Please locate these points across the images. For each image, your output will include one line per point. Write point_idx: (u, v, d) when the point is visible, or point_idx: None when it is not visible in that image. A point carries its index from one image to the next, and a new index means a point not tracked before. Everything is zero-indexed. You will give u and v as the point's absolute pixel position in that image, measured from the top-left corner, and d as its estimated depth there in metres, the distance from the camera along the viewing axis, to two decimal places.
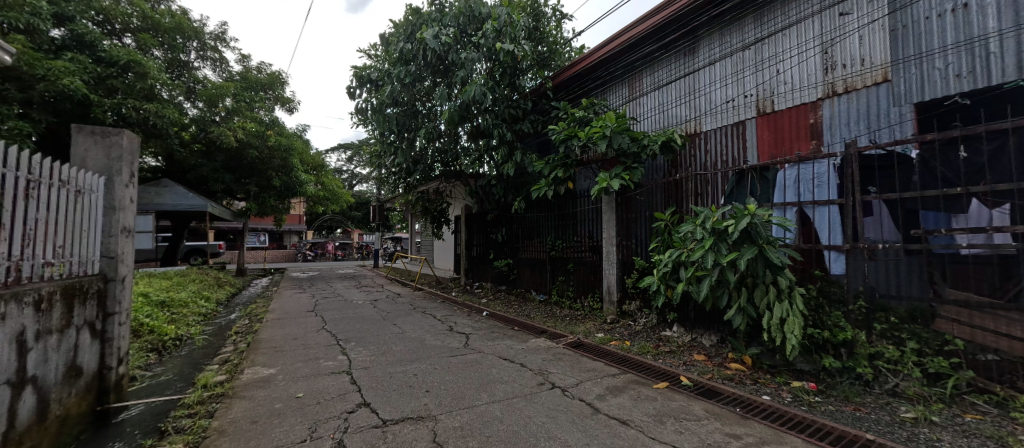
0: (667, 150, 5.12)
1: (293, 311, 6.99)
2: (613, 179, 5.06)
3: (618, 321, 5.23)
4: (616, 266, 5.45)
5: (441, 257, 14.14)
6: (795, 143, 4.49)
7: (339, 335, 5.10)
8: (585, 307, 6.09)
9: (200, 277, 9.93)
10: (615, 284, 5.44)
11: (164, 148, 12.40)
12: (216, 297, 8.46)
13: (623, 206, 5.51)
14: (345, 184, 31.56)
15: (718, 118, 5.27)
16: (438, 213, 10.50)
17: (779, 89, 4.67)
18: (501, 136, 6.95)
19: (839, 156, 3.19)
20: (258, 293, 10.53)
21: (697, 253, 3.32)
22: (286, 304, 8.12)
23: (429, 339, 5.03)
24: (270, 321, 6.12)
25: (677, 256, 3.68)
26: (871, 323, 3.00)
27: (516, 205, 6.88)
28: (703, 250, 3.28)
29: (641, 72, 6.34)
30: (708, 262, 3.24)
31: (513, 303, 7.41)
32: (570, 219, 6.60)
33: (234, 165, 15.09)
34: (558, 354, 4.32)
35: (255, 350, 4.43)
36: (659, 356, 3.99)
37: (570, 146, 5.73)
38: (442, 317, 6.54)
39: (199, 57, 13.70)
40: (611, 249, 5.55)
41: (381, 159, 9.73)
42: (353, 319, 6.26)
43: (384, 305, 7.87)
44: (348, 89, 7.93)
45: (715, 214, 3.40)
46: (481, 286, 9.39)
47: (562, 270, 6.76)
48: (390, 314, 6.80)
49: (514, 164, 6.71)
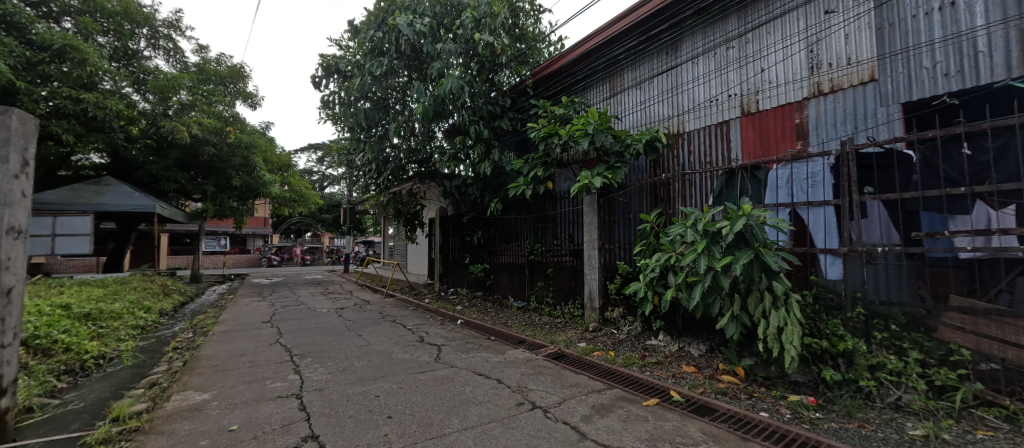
0: (651, 149, 4.91)
1: (246, 323, 6.37)
2: (595, 178, 4.80)
3: (600, 330, 4.96)
4: (598, 271, 5.18)
5: (415, 261, 13.62)
6: (780, 144, 4.36)
7: (295, 349, 4.58)
8: (565, 314, 5.79)
9: (144, 284, 9.05)
10: (597, 290, 5.16)
11: (108, 143, 11.38)
12: (160, 308, 7.68)
13: (605, 208, 5.26)
14: (315, 186, 30.31)
15: (701, 117, 5.11)
16: (411, 215, 10.02)
17: (763, 88, 4.54)
18: (478, 134, 6.61)
19: (834, 155, 3.03)
20: (212, 302, 9.70)
21: (688, 257, 3.06)
22: (240, 313, 7.44)
23: (396, 351, 4.60)
24: (218, 334, 5.50)
25: (665, 260, 3.42)
26: (870, 331, 2.81)
27: (493, 207, 6.55)
28: (694, 254, 3.02)
29: (622, 68, 6.14)
30: (700, 267, 2.98)
31: (490, 310, 7.03)
32: (549, 222, 6.31)
33: (189, 163, 14.06)
34: (538, 367, 3.99)
35: (192, 369, 3.88)
36: (646, 368, 3.71)
37: (550, 144, 5.47)
38: (413, 326, 6.09)
39: (150, 46, 12.73)
40: (594, 253, 5.28)
41: (351, 157, 9.19)
42: (314, 330, 5.72)
43: (351, 314, 7.33)
44: (313, 79, 7.34)
45: (706, 215, 3.16)
46: (455, 292, 8.97)
47: (541, 275, 6.45)
48: (355, 323, 6.30)
49: (491, 163, 6.38)
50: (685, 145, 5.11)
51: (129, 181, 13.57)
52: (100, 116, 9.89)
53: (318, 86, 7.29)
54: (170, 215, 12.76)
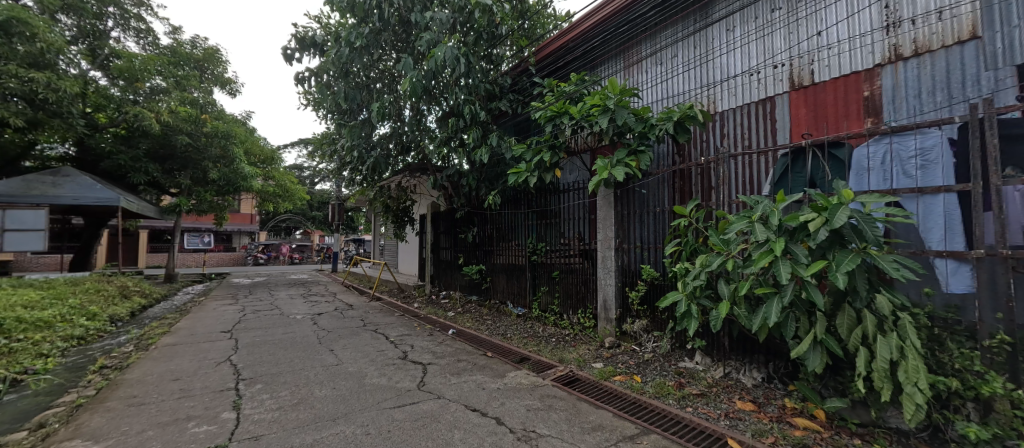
0: (681, 129, 4.01)
1: (202, 333, 5.47)
2: (615, 166, 4.00)
3: (618, 346, 4.16)
4: (614, 275, 4.39)
5: (405, 260, 12.76)
6: (844, 122, 3.56)
7: (246, 372, 3.72)
8: (574, 325, 4.98)
9: (99, 285, 8.09)
10: (614, 297, 4.37)
11: (68, 132, 10.41)
12: (109, 314, 6.74)
13: (623, 201, 4.46)
14: (305, 182, 29.29)
15: (736, 93, 4.32)
16: (400, 211, 9.16)
17: (819, 52, 3.75)
18: (473, 115, 5.78)
19: (959, 124, 2.21)
20: (177, 306, 8.75)
21: (760, 261, 2.24)
22: (202, 320, 6.53)
23: (370, 374, 3.73)
24: (160, 350, 4.60)
25: (719, 266, 2.60)
26: (1020, 367, 1.98)
27: (489, 200, 5.71)
28: (769, 258, 2.20)
29: (641, 36, 5.33)
30: (781, 277, 2.15)
31: (486, 319, 6.20)
32: (552, 218, 5.52)
33: (163, 154, 13.08)
34: (547, 398, 3.14)
35: (99, 404, 2.99)
36: (686, 401, 2.88)
37: (558, 125, 4.68)
38: (396, 337, 5.24)
39: (119, 26, 11.76)
40: (609, 254, 4.48)
41: (333, 146, 8.31)
42: (279, 343, 4.86)
43: (327, 321, 6.46)
44: (285, 51, 6.30)
45: (781, 205, 2.34)
46: (448, 295, 8.11)
47: (545, 279, 5.63)
48: (329, 334, 5.43)
49: (488, 149, 5.55)
50: (721, 125, 4.30)
51: (96, 173, 12.54)
52: (53, 98, 8.92)
53: (290, 60, 6.33)
54: (139, 210, 11.77)
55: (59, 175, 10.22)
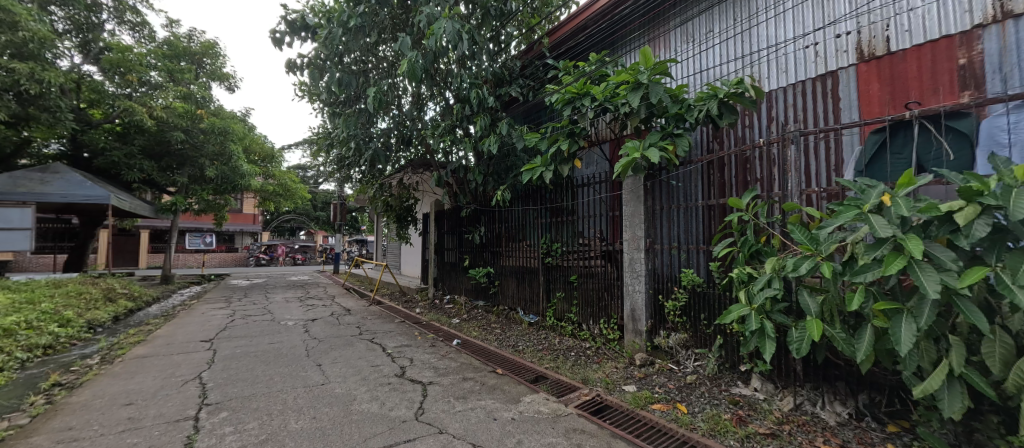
0: (727, 109, 3.40)
1: (179, 342, 4.93)
2: (649, 149, 3.36)
3: (651, 363, 3.56)
4: (645, 280, 3.81)
5: (408, 261, 12.24)
6: (928, 98, 2.91)
7: (214, 394, 3.15)
8: (595, 336, 4.38)
9: (82, 287, 7.60)
10: (644, 305, 3.78)
11: (57, 128, 9.99)
12: (86, 320, 6.23)
13: (654, 194, 3.88)
14: (309, 182, 28.94)
15: (786, 69, 3.77)
16: (402, 209, 8.61)
17: (898, 12, 3.13)
18: (481, 101, 5.19)
19: None
20: (165, 311, 8.24)
21: (889, 267, 1.63)
22: (185, 327, 6.00)
23: (360, 398, 3.14)
24: (126, 363, 4.06)
25: (809, 272, 2.01)
26: None
27: (499, 196, 5.14)
28: (903, 262, 1.60)
29: (670, 4, 4.71)
30: (926, 290, 1.54)
31: (495, 327, 5.64)
32: (568, 216, 4.93)
33: (158, 151, 12.65)
34: (573, 434, 2.53)
35: (22, 438, 2.43)
36: (755, 443, 2.24)
37: (578, 108, 4.09)
38: (395, 349, 4.68)
39: (114, 19, 11.36)
40: (637, 256, 3.90)
41: (330, 140, 7.78)
42: (261, 355, 4.30)
43: (321, 329, 5.92)
44: (273, 34, 5.70)
45: (903, 189, 1.75)
46: (451, 300, 7.54)
47: (561, 284, 5.03)
48: (320, 344, 4.88)
49: (497, 138, 4.99)
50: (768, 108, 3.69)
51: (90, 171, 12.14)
52: (38, 91, 8.48)
53: (280, 45, 5.76)
54: (133, 209, 11.33)
55: (51, 173, 9.86)
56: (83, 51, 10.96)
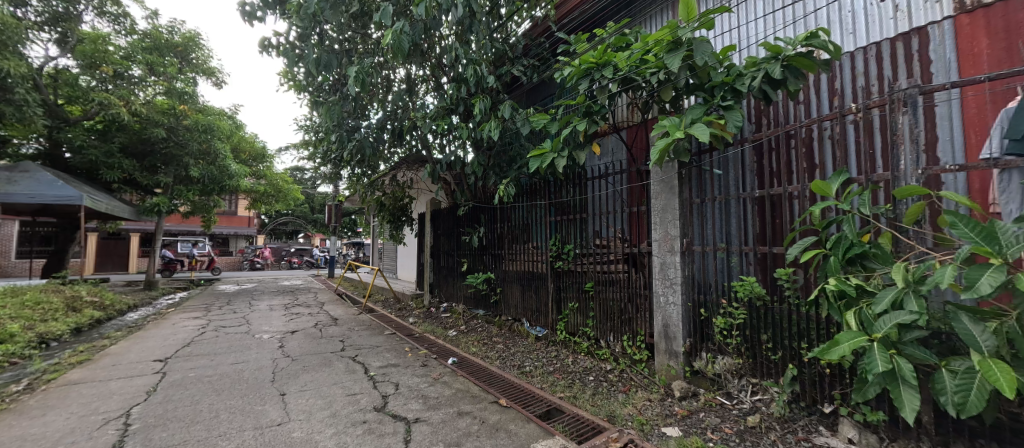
0: (793, 73, 2.68)
1: (127, 363, 4.20)
2: (695, 122, 2.63)
3: (694, 396, 2.83)
4: (682, 290, 3.10)
5: (404, 265, 11.50)
6: None
7: (132, 442, 2.42)
8: (617, 356, 3.67)
9: (41, 297, 6.88)
10: (681, 321, 3.07)
11: (25, 124, 9.29)
12: (33, 334, 5.49)
13: (692, 184, 3.19)
14: (305, 184, 28.18)
15: (853, 30, 3.08)
16: (396, 209, 7.90)
17: None
18: (479, 79, 4.48)
19: None
20: (137, 321, 7.52)
21: None
22: (146, 342, 5.27)
23: (323, 446, 2.42)
24: (49, 392, 3.34)
25: (992, 291, 1.36)
26: None
27: (501, 191, 4.43)
28: None
29: None
30: None
31: (496, 341, 4.92)
32: (578, 213, 4.26)
33: (141, 150, 11.96)
34: None
35: None
36: None
37: (596, 81, 3.42)
38: (378, 370, 3.95)
39: (91, 10, 10.67)
40: (671, 260, 3.20)
41: (315, 133, 7.07)
42: (216, 381, 3.57)
43: (300, 343, 5.21)
44: (244, 8, 4.99)
45: None
46: (449, 309, 6.80)
47: (573, 292, 4.32)
48: (293, 364, 4.16)
49: (499, 122, 4.30)
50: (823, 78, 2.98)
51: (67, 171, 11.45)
52: None
53: (251, 20, 5.05)
54: (111, 210, 10.62)
55: (20, 172, 9.18)
56: (59, 43, 10.29)
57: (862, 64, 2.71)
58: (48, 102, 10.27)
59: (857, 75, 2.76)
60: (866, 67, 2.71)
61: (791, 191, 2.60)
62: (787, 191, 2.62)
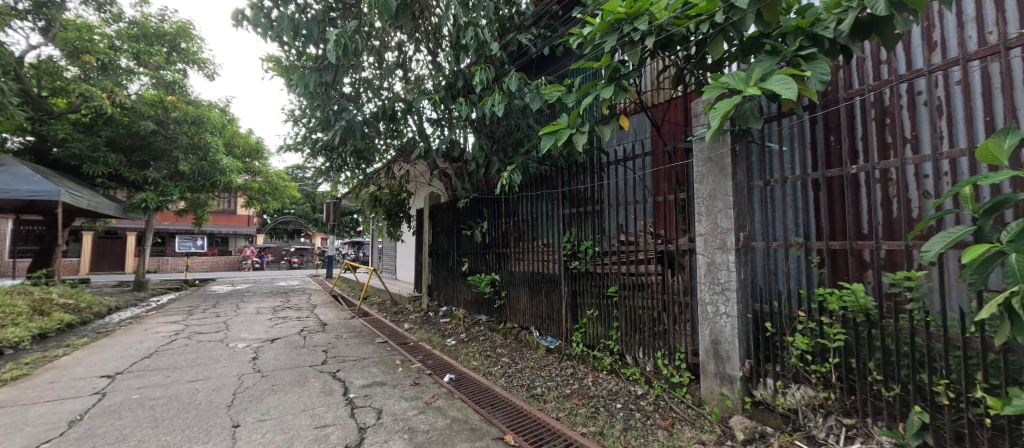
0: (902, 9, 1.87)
1: (67, 380, 3.56)
2: (773, 79, 1.91)
3: (763, 440, 2.16)
4: (740, 299, 2.40)
5: (404, 265, 10.84)
6: None
7: None
8: (651, 378, 3.00)
9: (4, 300, 6.27)
10: (737, 339, 2.39)
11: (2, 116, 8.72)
12: None
13: (749, 162, 2.50)
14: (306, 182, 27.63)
15: None
16: (393, 204, 7.24)
17: None
18: (481, 46, 3.79)
19: None
20: (111, 326, 6.89)
21: None
22: (103, 353, 4.63)
23: None
24: None
25: None
26: None
27: (505, 179, 3.73)
28: None
29: None
30: None
31: (501, 353, 4.28)
32: (592, 205, 3.61)
33: (130, 143, 11.40)
34: None
35: None
36: None
37: (625, 36, 2.71)
38: (360, 392, 3.28)
39: None
40: (722, 260, 2.52)
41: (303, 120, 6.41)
42: (158, 407, 2.93)
43: (276, 354, 4.56)
44: None
45: None
46: (448, 313, 6.16)
47: (591, 297, 3.66)
48: (259, 383, 3.50)
49: (504, 96, 3.62)
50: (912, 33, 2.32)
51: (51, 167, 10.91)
52: None
53: None
54: (95, 207, 10.05)
55: None
56: (41, 31, 9.63)
57: (975, 8, 2.04)
58: (29, 93, 9.64)
59: (965, 23, 2.09)
60: (978, 11, 2.04)
61: (909, 164, 1.91)
62: (903, 164, 1.93)
